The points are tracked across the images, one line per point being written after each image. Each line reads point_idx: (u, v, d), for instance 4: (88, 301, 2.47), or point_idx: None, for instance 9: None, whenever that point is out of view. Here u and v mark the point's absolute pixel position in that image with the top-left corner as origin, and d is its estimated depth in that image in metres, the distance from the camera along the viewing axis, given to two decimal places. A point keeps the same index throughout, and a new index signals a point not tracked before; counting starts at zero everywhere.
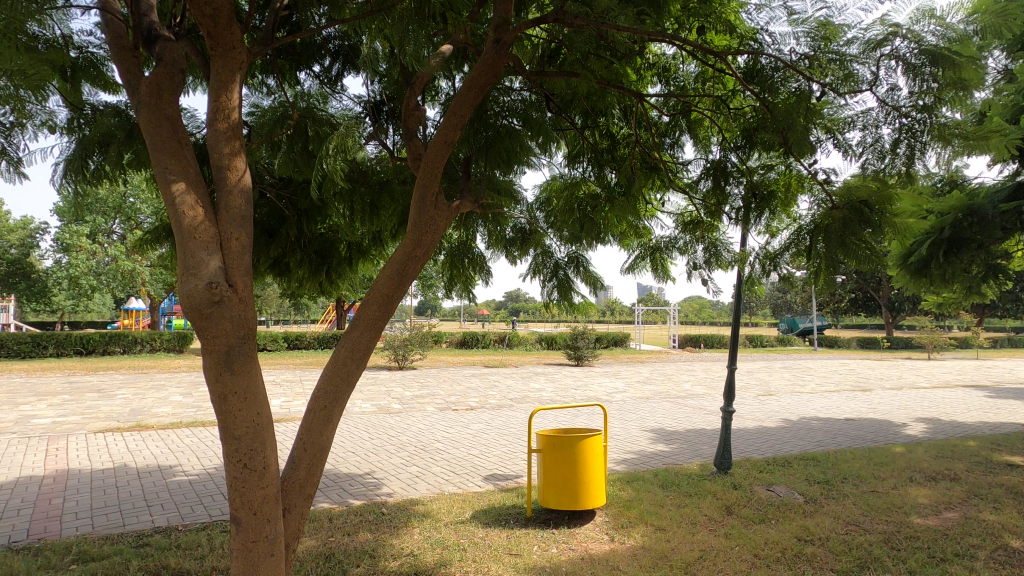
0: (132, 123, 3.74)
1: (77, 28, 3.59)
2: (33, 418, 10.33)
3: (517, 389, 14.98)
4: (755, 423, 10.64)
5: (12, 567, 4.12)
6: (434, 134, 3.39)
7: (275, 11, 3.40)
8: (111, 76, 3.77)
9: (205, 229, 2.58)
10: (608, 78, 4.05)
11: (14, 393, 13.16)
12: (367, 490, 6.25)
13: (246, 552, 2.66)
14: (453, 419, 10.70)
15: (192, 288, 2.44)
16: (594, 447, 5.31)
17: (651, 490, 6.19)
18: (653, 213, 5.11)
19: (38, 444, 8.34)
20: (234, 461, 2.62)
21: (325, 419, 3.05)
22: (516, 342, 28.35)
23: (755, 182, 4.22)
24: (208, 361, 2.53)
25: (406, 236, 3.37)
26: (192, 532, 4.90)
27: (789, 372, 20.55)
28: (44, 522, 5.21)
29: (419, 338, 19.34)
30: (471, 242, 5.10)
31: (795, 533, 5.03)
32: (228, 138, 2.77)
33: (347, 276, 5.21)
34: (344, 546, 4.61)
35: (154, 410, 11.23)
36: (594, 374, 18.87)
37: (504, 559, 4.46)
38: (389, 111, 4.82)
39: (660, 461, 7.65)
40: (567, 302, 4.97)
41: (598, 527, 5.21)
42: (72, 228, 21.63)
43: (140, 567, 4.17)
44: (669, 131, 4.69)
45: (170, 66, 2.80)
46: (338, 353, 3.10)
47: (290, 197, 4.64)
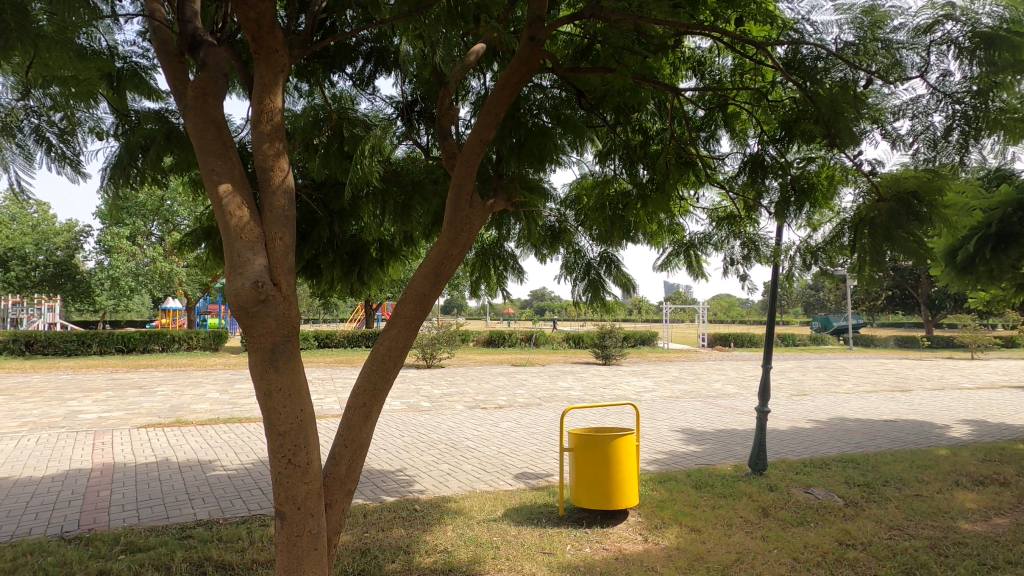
0: (171, 128, 3.84)
1: (122, 39, 3.72)
2: (80, 413, 10.75)
3: (545, 388, 14.93)
4: (790, 424, 10.40)
5: (66, 556, 4.29)
6: (469, 134, 3.41)
7: (313, 14, 3.45)
8: (154, 83, 3.87)
9: (250, 229, 2.64)
10: (642, 74, 3.99)
11: (61, 389, 13.70)
12: (399, 487, 6.33)
13: (291, 546, 2.72)
14: (482, 417, 10.74)
15: (238, 286, 2.50)
16: (627, 446, 5.27)
17: (685, 490, 6.11)
18: (687, 209, 4.98)
19: (85, 438, 8.68)
20: (279, 456, 2.67)
21: (365, 416, 3.10)
22: (542, 342, 28.24)
23: (794, 176, 4.00)
24: (253, 359, 2.58)
25: (442, 236, 3.40)
26: (233, 526, 5.01)
27: (823, 372, 19.98)
28: (93, 514, 5.42)
29: (446, 337, 19.42)
30: (502, 243, 5.11)
31: (836, 537, 4.90)
32: (271, 140, 2.83)
33: (378, 276, 5.19)
34: (379, 541, 4.66)
35: (192, 407, 11.57)
36: (622, 373, 18.66)
37: (537, 557, 4.46)
38: (420, 111, 4.85)
39: (692, 462, 7.54)
40: (599, 301, 4.93)
41: (632, 527, 5.16)
42: (113, 230, 22.40)
43: (185, 558, 4.29)
44: (705, 125, 4.65)
45: (214, 70, 2.86)
46: (377, 351, 3.14)
47: (322, 198, 4.62)
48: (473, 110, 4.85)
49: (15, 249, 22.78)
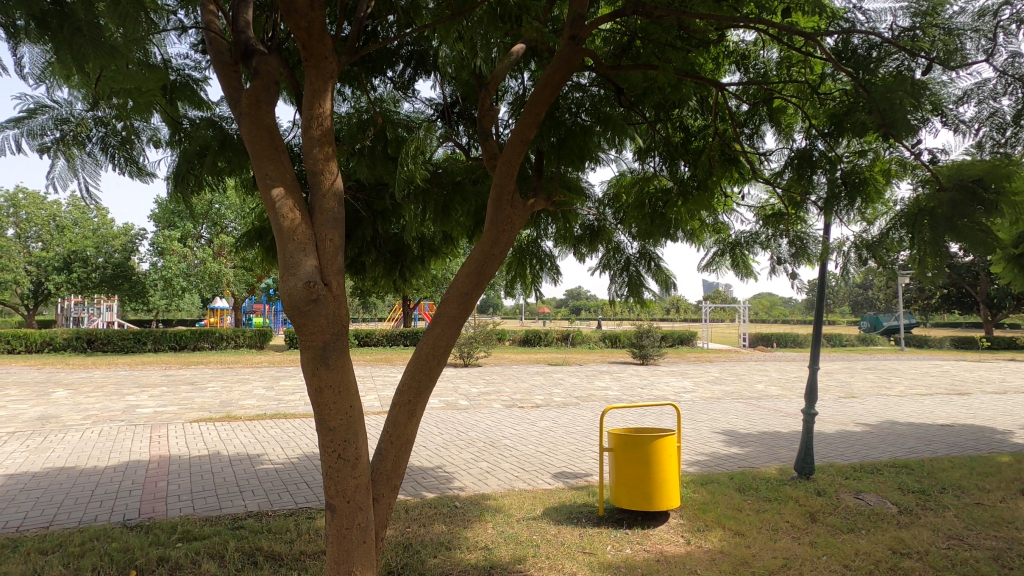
0: (226, 135, 4.00)
1: (175, 52, 3.90)
2: (137, 408, 11.31)
3: (582, 387, 14.87)
4: (838, 427, 10.05)
5: (128, 543, 4.54)
6: (510, 134, 3.44)
7: (359, 21, 3.53)
8: (204, 94, 4.03)
9: (302, 230, 2.74)
10: (684, 70, 3.98)
11: (120, 385, 14.41)
12: (439, 484, 6.43)
13: (341, 538, 2.81)
14: (520, 415, 10.80)
15: (292, 286, 2.60)
16: (668, 446, 5.20)
17: (728, 493, 5.98)
18: (731, 206, 4.83)
19: (143, 431, 9.12)
20: (329, 451, 2.76)
21: (410, 413, 3.16)
22: (579, 340, 28.14)
23: (845, 171, 3.85)
24: (305, 356, 2.67)
25: (484, 236, 3.44)
26: (281, 518, 5.18)
27: (873, 374, 19.21)
28: (152, 503, 5.70)
29: (483, 335, 19.56)
30: (540, 242, 5.10)
31: (889, 545, 4.72)
32: (321, 144, 2.92)
33: (419, 273, 5.30)
34: (421, 537, 4.74)
35: (241, 402, 12.01)
36: (660, 373, 18.36)
37: (578, 556, 4.45)
38: (459, 113, 4.90)
39: (735, 464, 7.38)
40: (637, 298, 4.85)
41: (673, 529, 5.09)
42: (165, 233, 23.44)
43: (237, 548, 4.47)
44: (750, 120, 4.49)
45: (266, 78, 2.97)
46: (421, 349, 3.20)
47: (365, 198, 4.71)
48: (511, 110, 4.82)
49: (77, 252, 24.07)
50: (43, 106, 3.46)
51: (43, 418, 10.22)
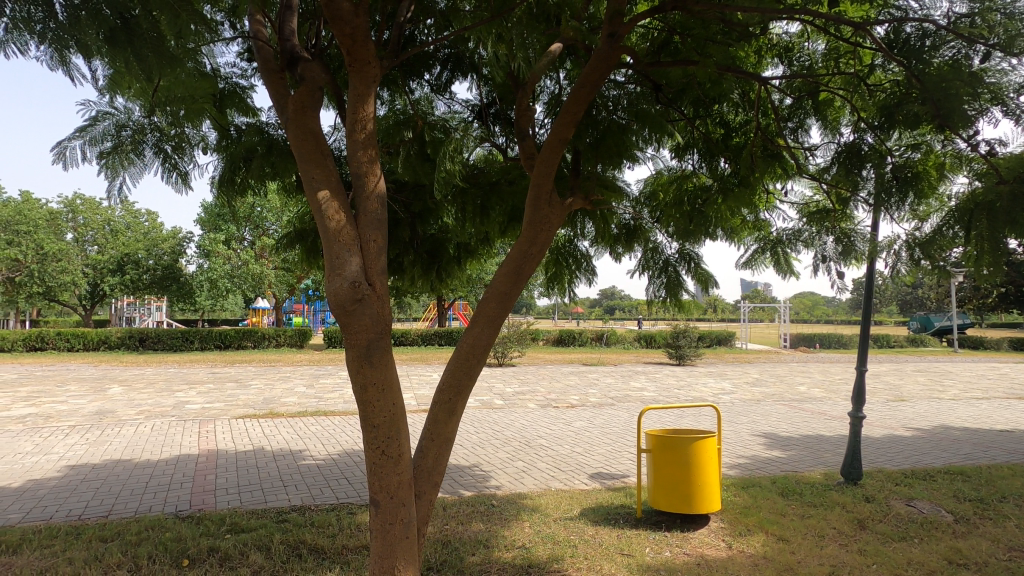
0: (271, 140, 4.13)
1: (224, 62, 4.05)
2: (186, 404, 11.78)
3: (618, 387, 14.76)
4: (886, 431, 9.67)
5: (181, 533, 4.73)
6: (548, 134, 3.44)
7: (399, 26, 3.61)
8: (250, 101, 4.17)
9: (347, 232, 2.81)
10: (725, 64, 3.90)
11: (170, 382, 15.03)
12: (476, 482, 6.48)
13: (384, 533, 2.87)
14: (555, 415, 10.78)
15: (337, 287, 2.68)
16: (708, 448, 5.10)
17: (770, 498, 5.83)
18: (772, 203, 4.66)
19: (192, 426, 9.50)
20: (373, 448, 2.82)
21: (450, 411, 3.20)
22: (614, 341, 27.90)
23: (895, 165, 3.70)
24: (350, 355, 2.74)
25: (522, 236, 3.45)
26: (323, 512, 5.32)
27: (924, 376, 18.40)
28: (202, 495, 5.93)
29: (517, 335, 19.59)
30: (575, 241, 5.08)
31: (944, 555, 4.52)
32: (365, 147, 2.98)
33: (456, 274, 5.28)
34: (459, 534, 4.80)
35: (282, 400, 12.36)
36: (697, 374, 18.03)
37: (616, 558, 4.41)
38: (495, 113, 4.92)
39: (777, 468, 7.20)
40: (676, 299, 4.71)
41: (714, 533, 4.99)
42: (211, 236, 24.35)
43: (283, 540, 4.61)
44: (793, 114, 4.37)
45: (311, 84, 3.04)
46: (460, 349, 3.23)
47: (403, 201, 4.76)
48: (547, 110, 4.79)
49: (130, 255, 25.19)
50: (104, 114, 3.70)
51: (100, 412, 10.76)
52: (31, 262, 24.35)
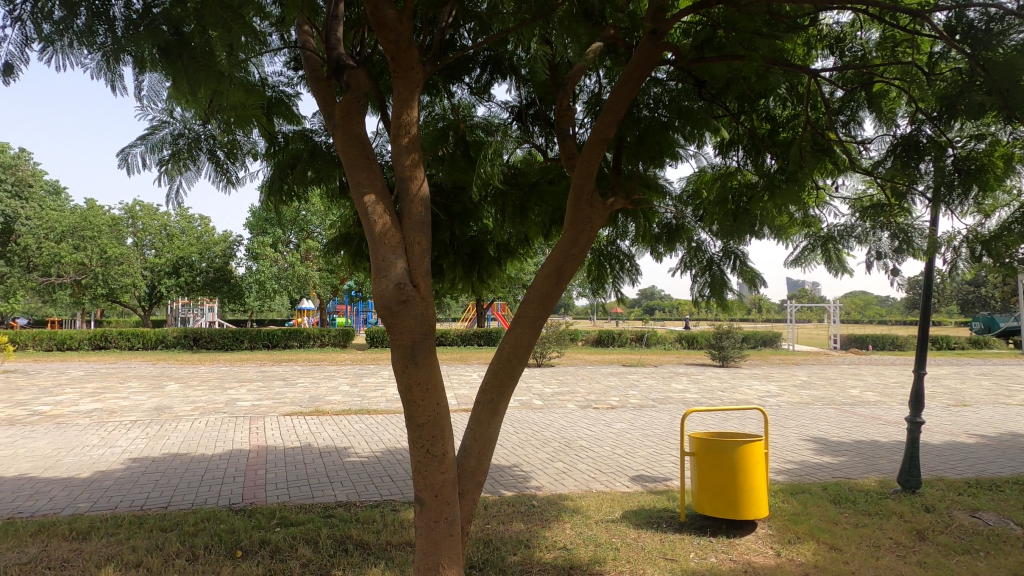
0: (315, 146, 4.27)
1: (272, 71, 4.22)
2: (238, 401, 12.26)
3: (659, 389, 14.51)
4: (947, 438, 9.17)
5: (234, 525, 4.94)
6: (590, 134, 3.43)
7: (440, 32, 3.68)
8: (295, 108, 4.32)
9: (392, 235, 2.87)
10: (773, 58, 3.80)
11: (222, 379, 15.67)
12: (517, 482, 6.50)
13: (430, 531, 2.91)
14: (595, 416, 10.70)
15: (383, 288, 2.75)
16: (755, 452, 4.96)
17: (821, 505, 5.62)
18: (822, 200, 4.43)
19: (243, 422, 9.88)
20: (418, 447, 2.87)
21: (493, 411, 3.22)
22: (654, 341, 27.49)
23: (956, 158, 3.51)
24: (396, 356, 2.79)
25: (563, 236, 3.45)
26: (367, 508, 5.45)
27: (989, 380, 17.37)
28: (253, 489, 6.16)
29: (556, 336, 19.54)
30: (615, 240, 5.03)
31: (1013, 570, 4.26)
32: (409, 151, 3.05)
33: (496, 275, 5.20)
34: (500, 533, 4.82)
35: (327, 398, 12.71)
36: (741, 376, 17.57)
37: (659, 562, 4.35)
38: (535, 113, 4.91)
39: (828, 474, 6.94)
40: (720, 300, 4.60)
41: (762, 540, 4.85)
42: (259, 239, 25.28)
43: (329, 534, 4.75)
44: (843, 107, 4.21)
45: (357, 91, 3.13)
46: (502, 349, 3.25)
47: (443, 202, 4.78)
48: (588, 110, 4.75)
49: (184, 258, 26.39)
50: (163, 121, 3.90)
51: (159, 408, 11.33)
52: (95, 265, 25.83)
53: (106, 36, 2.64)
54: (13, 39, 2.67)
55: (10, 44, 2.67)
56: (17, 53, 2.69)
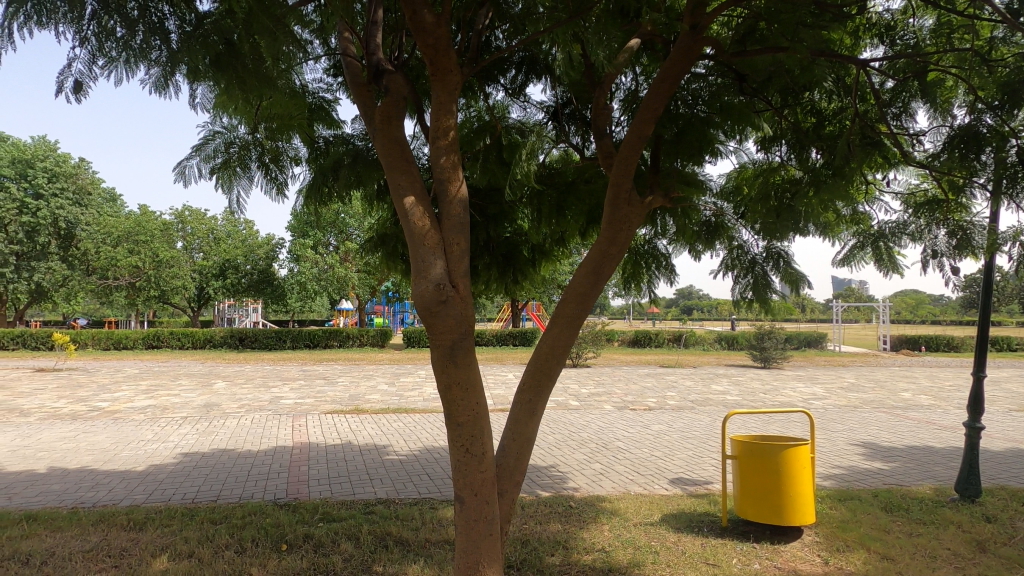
0: (356, 151, 4.34)
1: (312, 78, 4.32)
2: (281, 399, 12.64)
3: (698, 390, 14.24)
4: (1010, 444, 8.67)
5: (279, 519, 5.09)
6: (627, 132, 3.40)
7: (478, 33, 3.70)
8: (334, 114, 4.41)
9: (431, 235, 2.91)
10: (820, 48, 3.68)
11: (266, 378, 16.19)
12: (553, 482, 6.49)
13: (469, 529, 2.94)
14: (632, 417, 10.58)
15: (423, 288, 2.78)
16: (801, 456, 4.81)
17: (871, 512, 5.40)
18: (871, 195, 4.28)
19: (286, 420, 10.19)
20: (457, 445, 2.90)
21: (530, 412, 3.22)
22: (693, 342, 27.01)
23: (1020, 149, 3.33)
24: (436, 355, 2.83)
25: (601, 235, 3.42)
26: (406, 506, 5.53)
27: None
28: (297, 485, 6.34)
29: (592, 336, 19.41)
30: (653, 239, 4.95)
31: None
32: (448, 153, 3.08)
33: (531, 276, 5.10)
34: (538, 533, 4.82)
35: (367, 397, 12.97)
36: (785, 378, 17.06)
37: (700, 567, 4.26)
38: (570, 113, 4.90)
39: (879, 480, 6.66)
40: (762, 302, 4.42)
41: (808, 547, 4.69)
42: (300, 242, 25.98)
43: (370, 531, 4.84)
44: (894, 99, 4.05)
45: (395, 95, 3.17)
46: (540, 349, 3.25)
47: (479, 205, 4.75)
48: (625, 108, 4.69)
49: (230, 260, 27.38)
50: (215, 132, 4.04)
51: (207, 405, 11.79)
52: (148, 268, 27.08)
53: (162, 50, 2.74)
54: (81, 59, 2.81)
55: (79, 62, 2.80)
56: (85, 71, 2.84)
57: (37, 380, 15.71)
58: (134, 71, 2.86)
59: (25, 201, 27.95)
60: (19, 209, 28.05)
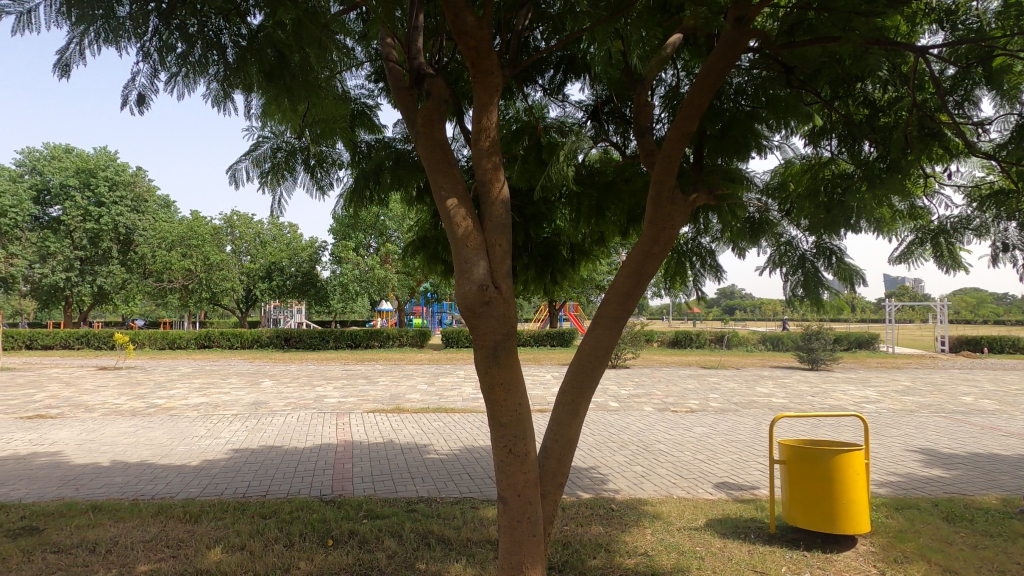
0: (397, 154, 4.41)
1: (354, 84, 4.42)
2: (325, 397, 12.99)
3: (742, 392, 13.87)
4: None
5: (325, 515, 5.22)
6: (670, 129, 3.33)
7: (517, 34, 3.70)
8: (375, 119, 4.50)
9: (474, 237, 2.93)
10: (874, 37, 3.53)
11: (311, 377, 16.66)
12: (594, 484, 6.44)
13: (513, 530, 2.94)
14: (674, 419, 10.39)
15: (466, 290, 2.80)
16: (854, 462, 4.61)
17: (931, 522, 5.14)
18: (931, 188, 4.08)
19: (331, 418, 10.44)
20: (501, 446, 2.91)
21: (573, 413, 3.20)
22: (735, 343, 26.38)
23: None
24: (479, 356, 2.84)
25: (643, 234, 3.36)
26: (448, 505, 5.59)
27: None
28: (341, 482, 6.49)
29: (631, 336, 19.18)
30: (695, 237, 4.84)
31: None
32: (489, 155, 3.10)
33: (570, 276, 5.02)
34: (579, 536, 4.78)
35: (407, 396, 13.18)
36: (835, 380, 16.43)
37: (748, 574, 4.14)
38: (610, 111, 4.83)
39: (939, 489, 6.33)
40: (813, 300, 4.26)
41: (863, 557, 4.49)
42: (342, 244, 26.64)
43: (412, 528, 4.91)
44: (956, 87, 3.86)
45: (437, 99, 3.21)
46: (582, 350, 3.22)
47: (519, 206, 4.76)
48: (666, 105, 4.61)
49: (276, 263, 28.29)
50: (263, 137, 4.17)
51: (256, 403, 12.22)
52: (200, 270, 28.29)
53: (220, 65, 2.90)
54: (145, 73, 2.97)
55: (143, 77, 2.97)
56: (148, 85, 3.00)
57: (100, 377, 16.64)
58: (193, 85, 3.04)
59: (89, 208, 29.62)
60: (83, 216, 29.76)
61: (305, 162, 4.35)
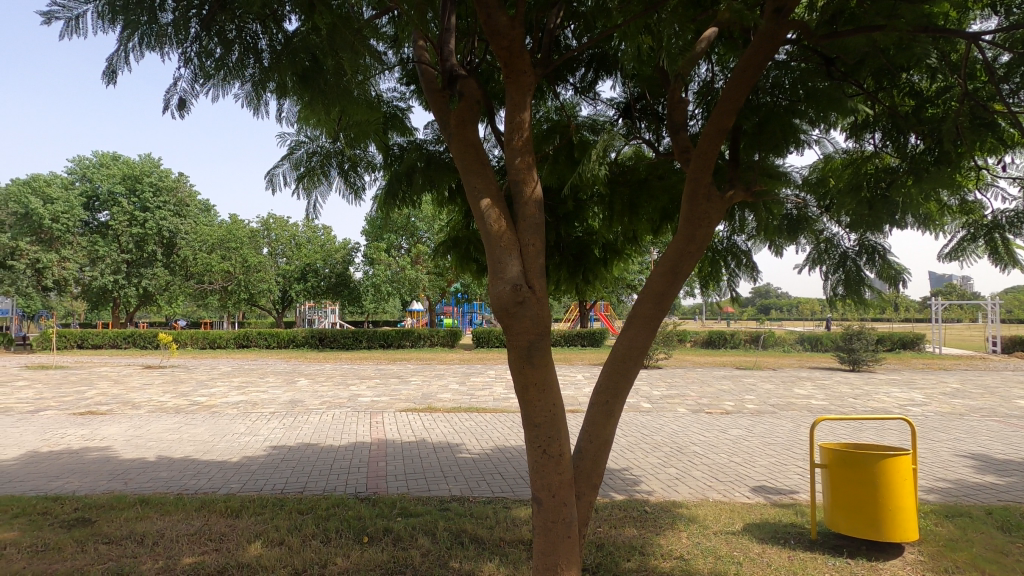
0: (429, 155, 4.45)
1: (387, 88, 4.50)
2: (359, 396, 13.21)
3: (779, 394, 13.52)
4: None
5: (361, 512, 5.31)
6: (705, 125, 3.27)
7: (549, 33, 3.70)
8: (407, 120, 4.55)
9: (507, 237, 2.93)
10: (921, 24, 3.39)
11: (345, 376, 16.97)
12: (627, 486, 6.36)
13: (547, 530, 2.93)
14: (708, 421, 10.20)
15: (500, 290, 2.80)
16: (901, 467, 4.43)
17: (985, 531, 4.90)
18: (983, 182, 3.89)
19: (364, 416, 10.62)
20: (534, 446, 2.90)
21: (607, 413, 3.17)
22: (772, 343, 25.72)
23: None
24: (513, 356, 2.84)
25: (678, 232, 3.31)
26: (481, 504, 5.61)
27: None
28: (376, 480, 6.59)
29: (663, 336, 18.90)
30: (730, 235, 4.74)
31: None
32: (522, 154, 3.09)
33: (603, 276, 4.98)
34: (613, 538, 4.74)
35: (439, 396, 13.28)
36: (878, 381, 15.86)
37: None
38: (642, 108, 4.78)
39: (992, 496, 6.04)
40: (856, 298, 4.13)
41: (911, 566, 4.32)
42: (374, 245, 27.05)
43: (446, 527, 4.94)
44: (1012, 74, 3.59)
45: (470, 100, 3.22)
46: (616, 350, 3.19)
47: (550, 205, 4.75)
48: (701, 101, 4.53)
49: (311, 264, 28.90)
50: (299, 141, 4.28)
51: (293, 401, 12.51)
52: (239, 272, 29.12)
53: (255, 68, 2.98)
54: (186, 77, 3.07)
55: (184, 81, 3.08)
56: (188, 89, 3.10)
57: (145, 375, 17.28)
58: (228, 89, 3.13)
59: (134, 213, 30.81)
60: (129, 220, 30.96)
61: (339, 164, 4.41)
